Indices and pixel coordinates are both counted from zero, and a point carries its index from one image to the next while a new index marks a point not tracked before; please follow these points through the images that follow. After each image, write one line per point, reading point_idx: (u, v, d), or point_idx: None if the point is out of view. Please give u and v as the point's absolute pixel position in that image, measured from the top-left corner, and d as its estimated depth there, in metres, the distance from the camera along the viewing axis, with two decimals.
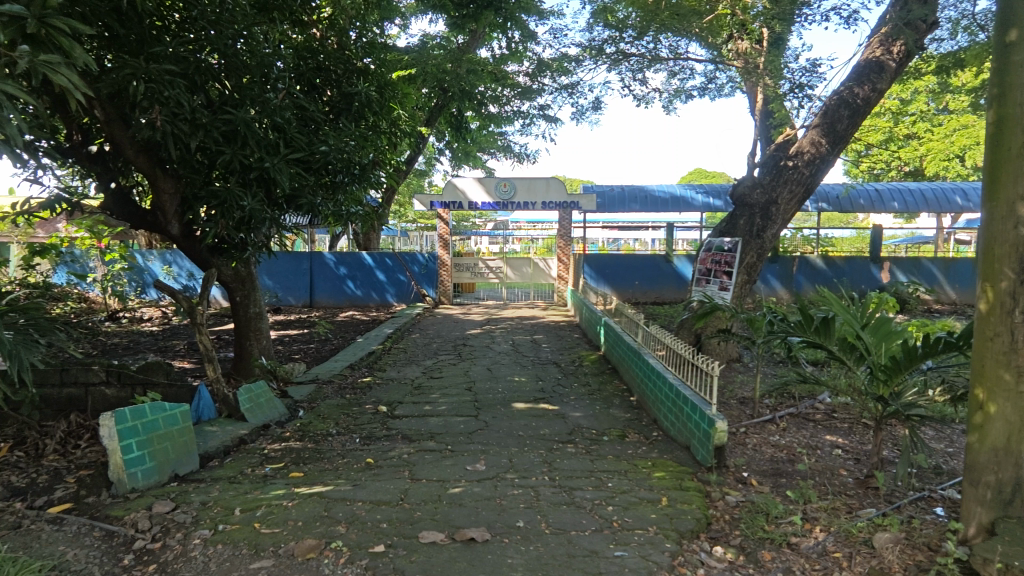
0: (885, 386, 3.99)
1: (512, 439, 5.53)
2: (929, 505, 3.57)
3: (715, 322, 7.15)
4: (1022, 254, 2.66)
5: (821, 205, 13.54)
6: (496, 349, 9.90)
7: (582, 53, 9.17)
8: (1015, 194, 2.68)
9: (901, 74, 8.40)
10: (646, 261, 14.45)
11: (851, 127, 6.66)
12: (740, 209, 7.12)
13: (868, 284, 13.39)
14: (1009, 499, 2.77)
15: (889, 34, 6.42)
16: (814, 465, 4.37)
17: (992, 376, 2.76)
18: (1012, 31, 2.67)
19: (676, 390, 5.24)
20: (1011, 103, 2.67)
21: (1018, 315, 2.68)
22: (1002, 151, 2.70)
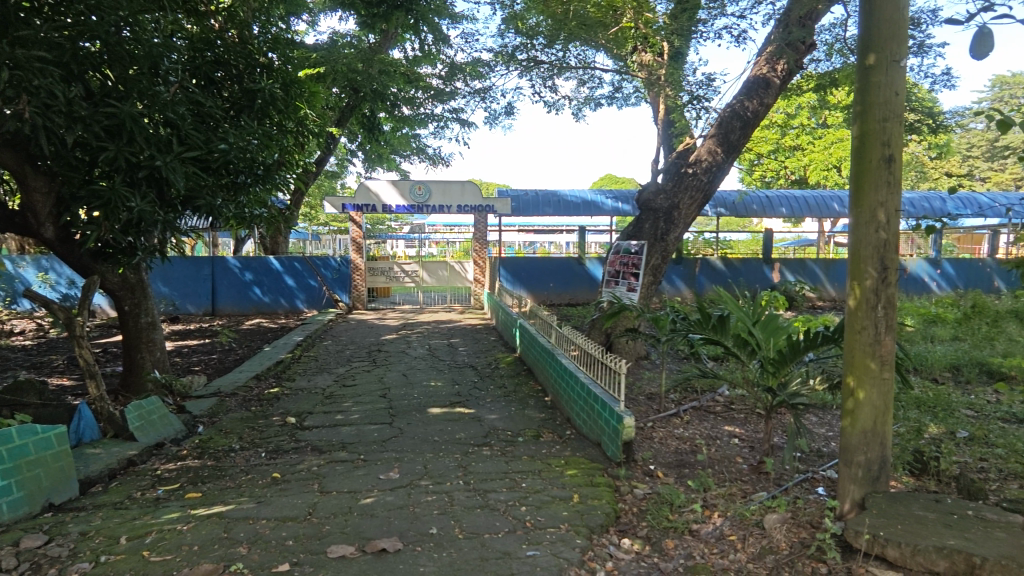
0: (774, 377, 4.29)
1: (427, 445, 5.46)
2: (811, 485, 3.89)
3: (624, 321, 7.44)
4: (883, 256, 2.97)
5: (720, 210, 14.44)
6: (412, 354, 9.74)
7: (494, 58, 9.25)
8: (877, 201, 2.98)
9: (785, 90, 9.13)
10: (560, 264, 14.79)
11: (743, 138, 7.15)
12: (646, 214, 7.45)
13: (762, 283, 14.45)
14: (876, 475, 3.09)
15: (774, 54, 6.97)
16: (714, 455, 4.65)
17: (862, 366, 3.06)
18: (871, 55, 2.98)
19: (587, 389, 5.39)
20: (871, 120, 2.98)
21: (880, 310, 2.99)
22: (864, 163, 3.00)
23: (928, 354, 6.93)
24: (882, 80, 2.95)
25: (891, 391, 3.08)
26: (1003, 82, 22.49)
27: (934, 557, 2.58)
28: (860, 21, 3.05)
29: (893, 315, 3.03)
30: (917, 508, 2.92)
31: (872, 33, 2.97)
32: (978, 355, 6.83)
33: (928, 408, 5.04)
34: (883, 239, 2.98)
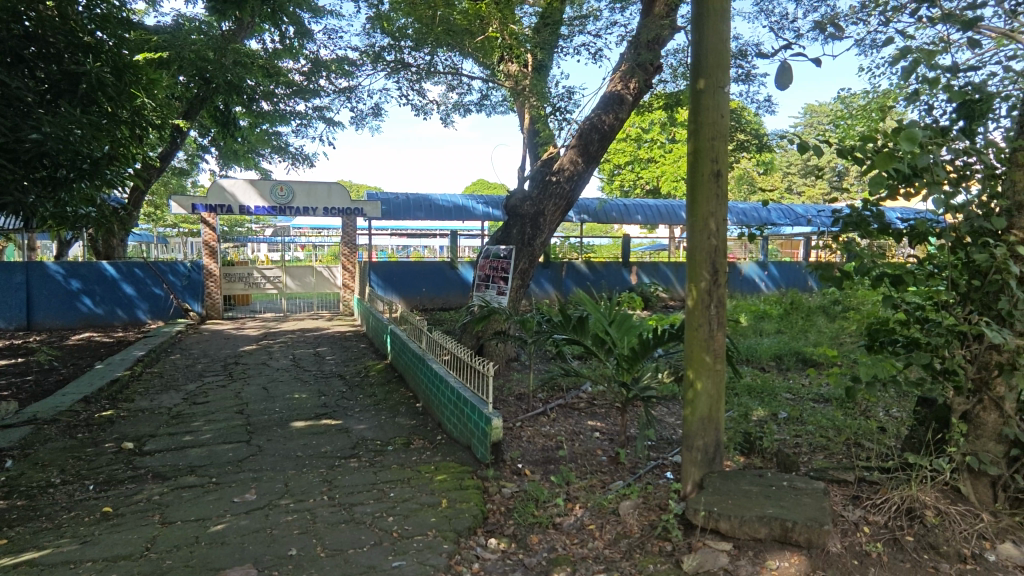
0: (628, 373, 4.61)
1: (289, 462, 5.14)
2: (661, 471, 4.24)
3: (493, 324, 7.58)
4: (713, 260, 3.33)
5: (583, 217, 15.23)
6: (273, 366, 9.11)
7: (360, 58, 8.98)
8: (708, 212, 3.33)
9: (638, 107, 9.85)
10: (432, 268, 14.71)
11: (601, 149, 7.61)
12: (513, 220, 7.67)
13: (621, 285, 15.49)
14: (711, 457, 3.44)
15: (626, 72, 7.49)
16: (577, 450, 4.88)
17: (699, 359, 3.39)
18: (701, 80, 3.32)
19: (457, 393, 5.41)
20: (703, 139, 3.32)
21: (713, 309, 3.34)
22: (699, 176, 3.33)
23: (757, 346, 7.86)
24: (710, 103, 3.30)
25: (722, 381, 3.44)
26: (814, 110, 26.18)
27: (757, 525, 2.93)
28: (692, 50, 3.39)
29: (724, 313, 3.40)
30: (744, 483, 3.29)
31: (701, 60, 3.31)
32: (797, 345, 7.87)
33: (756, 394, 5.71)
34: (714, 245, 3.34)
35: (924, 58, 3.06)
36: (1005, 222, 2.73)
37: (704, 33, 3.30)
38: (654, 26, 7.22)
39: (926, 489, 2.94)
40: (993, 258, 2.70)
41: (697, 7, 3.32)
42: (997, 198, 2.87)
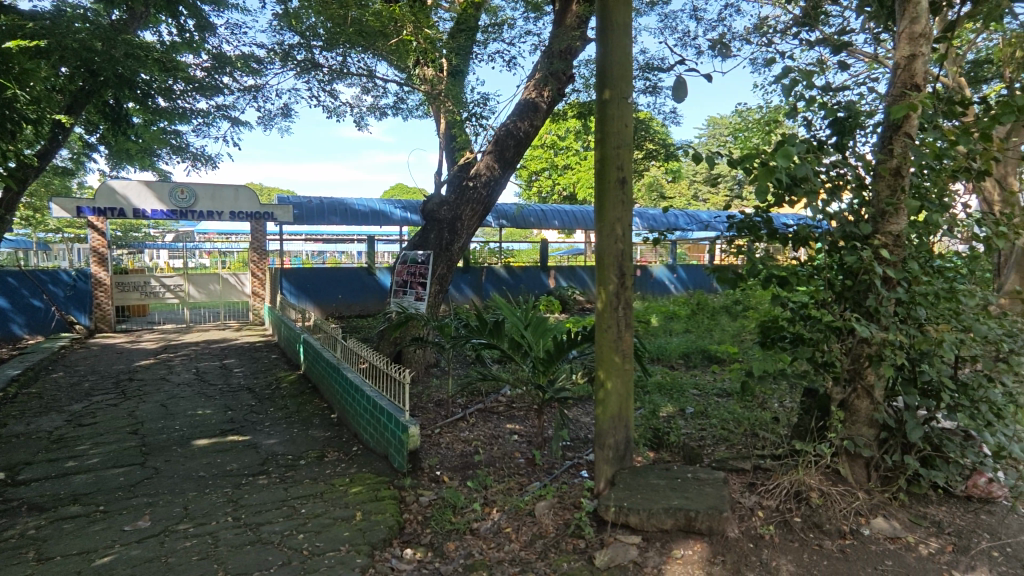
0: (544, 375, 4.66)
1: (190, 483, 4.80)
2: (577, 470, 4.34)
3: (412, 330, 7.46)
4: (620, 264, 3.46)
5: (502, 222, 15.34)
6: (174, 381, 8.48)
7: (267, 56, 8.57)
8: (615, 217, 3.45)
9: (553, 114, 10.06)
10: (348, 274, 14.28)
11: (517, 155, 7.70)
12: (431, 224, 7.62)
13: (540, 289, 15.74)
14: (622, 454, 3.56)
15: (540, 81, 7.64)
16: (496, 453, 4.90)
17: (609, 360, 3.51)
18: (606, 90, 3.44)
19: (373, 402, 5.27)
20: (608, 147, 3.45)
21: (620, 311, 3.47)
22: (605, 183, 3.45)
23: (668, 345, 8.23)
24: (615, 113, 3.43)
25: (631, 380, 3.57)
26: (715, 122, 27.89)
27: (664, 517, 3.06)
28: (597, 61, 3.51)
29: (631, 314, 3.53)
30: (653, 477, 3.43)
31: (606, 71, 3.44)
32: (703, 343, 8.32)
33: (666, 392, 5.97)
34: (620, 249, 3.46)
35: (801, 78, 3.35)
36: (869, 228, 3.04)
37: (609, 45, 3.43)
38: (566, 36, 7.40)
39: (812, 473, 3.17)
40: (860, 260, 2.99)
41: (601, 20, 3.45)
42: (865, 206, 3.18)
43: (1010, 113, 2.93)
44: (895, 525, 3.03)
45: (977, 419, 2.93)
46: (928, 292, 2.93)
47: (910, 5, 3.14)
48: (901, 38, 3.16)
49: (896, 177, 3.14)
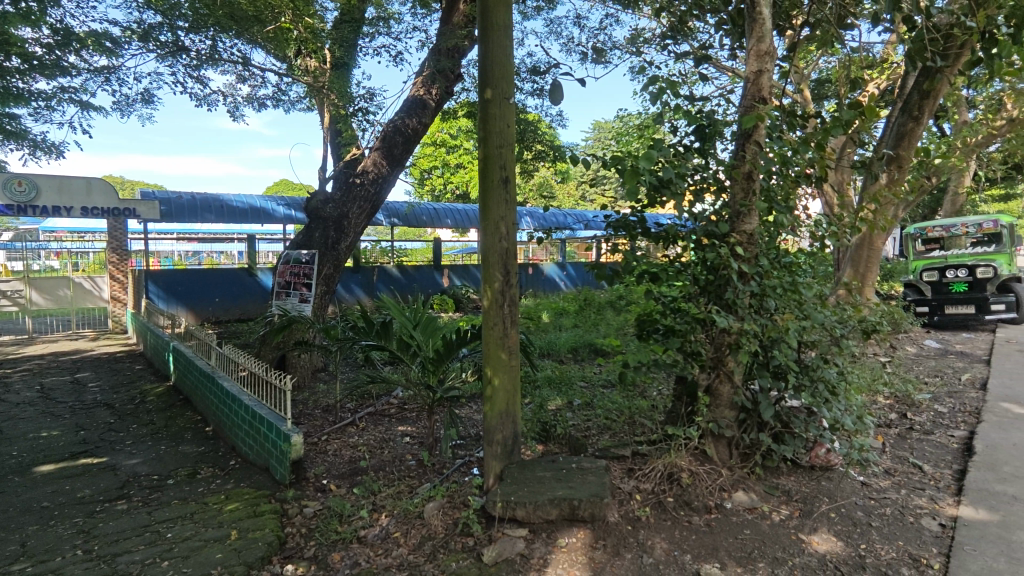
0: (433, 375, 4.61)
1: (31, 515, 4.22)
2: (468, 468, 4.34)
3: (296, 334, 7.08)
4: (505, 262, 3.51)
5: (393, 220, 14.95)
6: (11, 400, 7.41)
7: (123, 35, 7.71)
8: (498, 216, 3.49)
9: (443, 113, 9.96)
10: (226, 276, 13.24)
11: (405, 152, 7.54)
12: (315, 222, 7.27)
13: (434, 288, 15.58)
14: (510, 449, 3.61)
15: (428, 78, 7.52)
16: (386, 457, 4.77)
17: (496, 357, 3.54)
18: (488, 90, 3.47)
19: (252, 411, 4.92)
20: (491, 147, 3.48)
21: (506, 308, 3.52)
22: (488, 183, 3.48)
23: (557, 340, 8.48)
24: (497, 112, 3.46)
25: (517, 376, 3.63)
26: (600, 126, 29.26)
27: (549, 508, 3.15)
28: (478, 61, 3.53)
29: (516, 312, 3.59)
30: (539, 470, 3.51)
31: (487, 71, 3.46)
32: (590, 337, 8.68)
33: (555, 385, 6.14)
34: (504, 248, 3.51)
35: (667, 87, 3.57)
36: (726, 227, 3.33)
37: (489, 45, 3.46)
38: (454, 35, 7.36)
39: (682, 455, 3.42)
40: (717, 256, 3.27)
41: (482, 20, 3.47)
42: (723, 207, 3.47)
43: (837, 127, 3.34)
44: (753, 497, 3.34)
45: (817, 396, 3.31)
46: (776, 285, 3.25)
47: (757, 25, 3.47)
48: (750, 55, 3.48)
49: (749, 180, 3.45)
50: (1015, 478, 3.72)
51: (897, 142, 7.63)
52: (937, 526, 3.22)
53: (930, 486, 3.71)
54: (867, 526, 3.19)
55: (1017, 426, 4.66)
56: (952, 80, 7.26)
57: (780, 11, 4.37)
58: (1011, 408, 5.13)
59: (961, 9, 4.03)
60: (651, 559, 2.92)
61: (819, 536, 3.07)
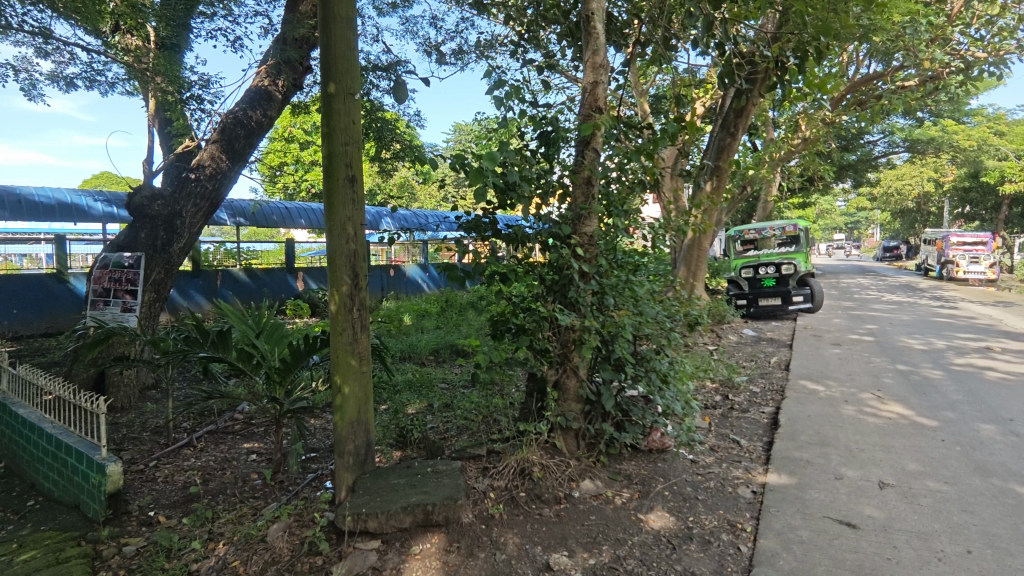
0: (280, 387, 4.26)
1: None
2: (320, 482, 4.10)
3: (115, 349, 6.21)
4: (353, 264, 3.36)
5: (239, 220, 13.52)
6: None
7: None
8: (345, 216, 3.33)
9: (294, 106, 9.28)
10: (29, 283, 11.22)
11: (248, 147, 6.91)
12: (140, 221, 6.43)
13: (287, 291, 14.66)
14: (363, 459, 3.47)
15: (272, 68, 6.96)
16: (227, 478, 4.35)
17: (345, 364, 3.37)
18: (331, 84, 3.29)
19: (56, 441, 4.21)
20: (336, 143, 3.31)
21: (355, 313, 3.37)
22: (334, 181, 3.31)
23: (418, 342, 8.37)
24: (341, 108, 3.30)
25: (369, 383, 3.49)
26: (460, 130, 29.59)
27: (402, 516, 3.06)
28: (319, 54, 3.34)
29: (366, 316, 3.46)
30: (393, 477, 3.40)
31: (329, 64, 3.29)
32: (451, 339, 8.68)
33: (416, 388, 6.03)
34: (352, 249, 3.36)
35: (514, 92, 3.65)
36: (569, 229, 3.48)
37: (331, 37, 3.29)
38: (301, 24, 6.91)
39: (533, 449, 3.54)
40: (560, 256, 3.41)
41: (324, 10, 3.29)
42: (568, 210, 3.64)
43: (663, 139, 3.67)
44: (598, 484, 3.55)
45: (651, 385, 3.61)
46: (613, 283, 3.49)
47: (592, 39, 3.70)
48: (586, 66, 3.69)
49: (588, 185, 3.66)
50: (809, 445, 4.35)
51: (718, 154, 8.60)
52: (750, 493, 3.66)
53: (745, 458, 4.21)
54: (694, 500, 3.53)
55: (811, 400, 5.47)
56: (759, 102, 8.38)
57: (615, 28, 4.71)
58: (807, 385, 6.01)
59: (761, 41, 4.64)
60: (502, 555, 2.97)
61: (655, 514, 3.34)
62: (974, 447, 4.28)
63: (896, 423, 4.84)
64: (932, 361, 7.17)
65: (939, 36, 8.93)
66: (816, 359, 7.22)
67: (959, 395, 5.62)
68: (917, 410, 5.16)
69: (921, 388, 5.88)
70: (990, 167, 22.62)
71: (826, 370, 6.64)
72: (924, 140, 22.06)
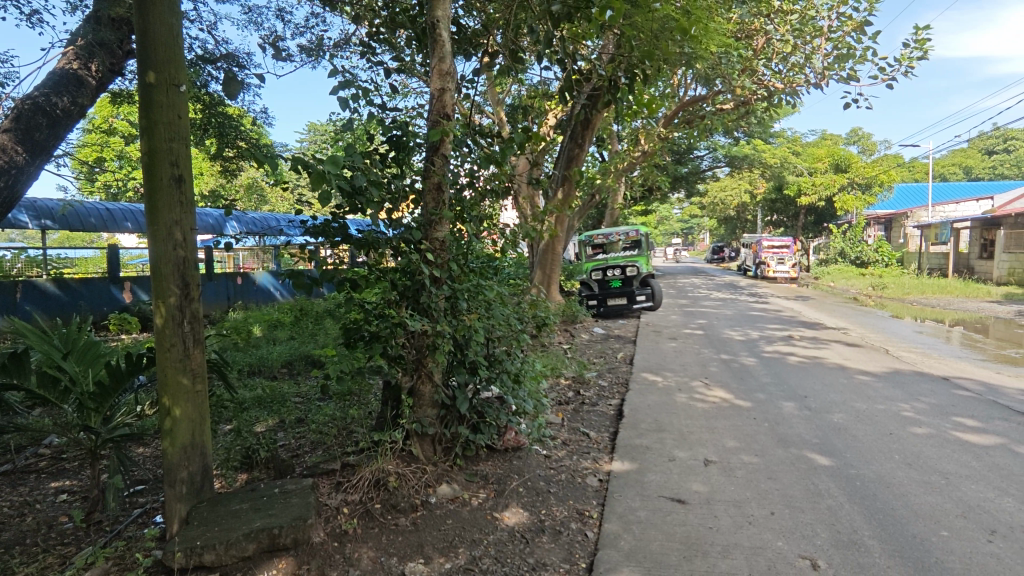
0: (97, 414, 3.70)
1: None
2: (148, 518, 3.66)
3: None
4: (182, 272, 3.04)
5: (45, 223, 11.74)
6: None
7: None
8: (171, 220, 3.01)
9: (113, 94, 8.19)
10: None
11: (53, 138, 5.91)
12: None
13: (111, 304, 12.70)
14: (199, 486, 3.16)
15: (82, 50, 6.08)
16: (27, 526, 3.70)
17: (175, 384, 3.04)
18: (151, 73, 2.96)
19: None
20: (158, 139, 2.98)
21: (187, 326, 3.06)
22: (156, 180, 2.98)
23: (268, 355, 7.81)
24: (163, 100, 2.98)
25: (204, 402, 3.18)
26: (312, 129, 28.11)
27: (244, 544, 2.81)
28: (135, 39, 2.99)
29: (200, 329, 3.16)
30: (235, 503, 3.13)
31: (148, 51, 2.96)
32: (305, 349, 8.23)
33: (266, 404, 5.56)
34: (181, 257, 3.05)
35: (363, 94, 3.57)
36: (420, 234, 3.46)
37: (149, 22, 2.96)
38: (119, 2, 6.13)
39: (389, 459, 3.46)
40: (410, 262, 3.38)
41: None
42: (420, 216, 3.63)
43: (512, 147, 3.80)
44: (455, 487, 3.58)
45: (505, 385, 3.73)
46: (466, 287, 3.54)
47: (438, 46, 3.73)
48: (434, 73, 3.72)
49: (440, 190, 3.68)
50: (648, 431, 4.76)
51: (568, 164, 9.16)
52: (597, 481, 3.92)
53: (593, 448, 4.51)
54: (546, 493, 3.70)
55: (651, 390, 6.00)
56: (602, 117, 9.13)
57: (465, 38, 4.77)
58: (648, 376, 6.58)
59: (599, 63, 5.01)
60: (356, 572, 2.88)
61: (509, 512, 3.44)
62: (778, 422, 4.98)
63: (719, 406, 5.49)
64: (747, 349, 8.23)
65: (748, 67, 10.27)
66: (655, 352, 7.95)
67: (768, 378, 6.53)
68: (735, 393, 5.89)
69: (739, 374, 6.72)
70: (791, 181, 26.51)
71: (664, 362, 7.33)
72: (739, 157, 25.23)
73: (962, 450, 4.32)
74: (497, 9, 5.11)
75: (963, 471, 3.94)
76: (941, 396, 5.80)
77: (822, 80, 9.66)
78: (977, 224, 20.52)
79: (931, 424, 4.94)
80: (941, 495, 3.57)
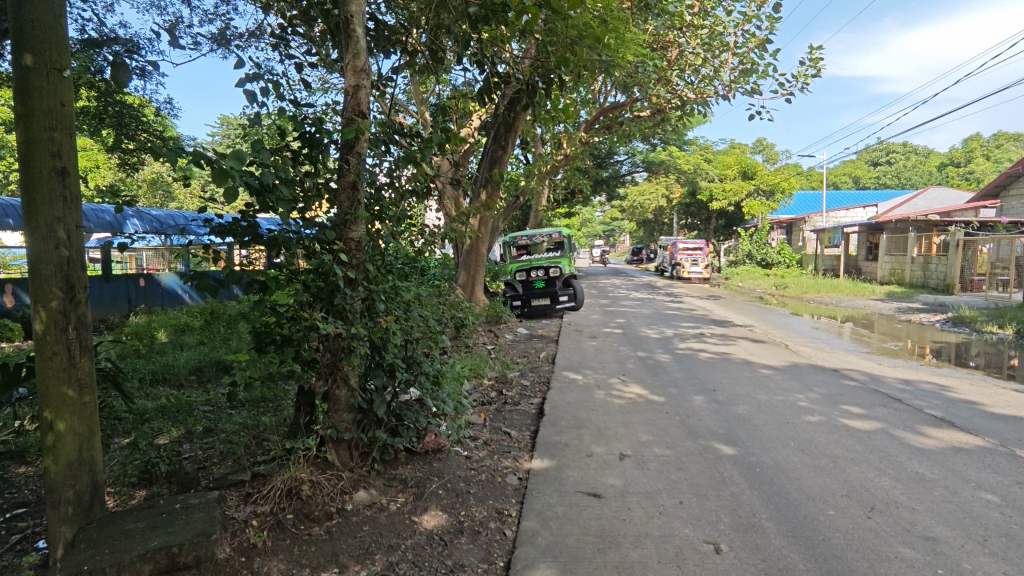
0: None
1: None
2: (30, 543, 3.34)
3: None
4: (65, 272, 2.78)
5: None
6: None
7: None
8: (52, 216, 2.75)
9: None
10: None
11: None
12: None
13: None
14: (88, 506, 2.91)
15: None
16: None
17: (58, 396, 2.78)
18: (27, 55, 2.70)
19: None
20: (37, 127, 2.72)
21: (71, 332, 2.80)
22: (34, 173, 2.72)
23: (174, 361, 7.31)
24: (42, 86, 2.73)
25: (93, 414, 2.93)
26: (225, 122, 26.76)
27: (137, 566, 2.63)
28: (9, 17, 2.72)
29: (87, 336, 2.90)
30: (129, 522, 2.91)
31: (23, 31, 2.69)
32: (215, 355, 7.80)
33: (170, 414, 5.18)
34: (65, 257, 2.79)
35: (273, 87, 3.42)
36: (334, 234, 3.35)
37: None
38: None
39: (302, 467, 3.33)
40: (322, 262, 3.27)
41: None
42: (334, 216, 3.52)
43: (430, 146, 3.76)
44: (371, 493, 3.50)
45: (423, 387, 3.69)
46: (382, 288, 3.47)
47: (353, 42, 3.63)
48: (348, 69, 3.62)
49: (355, 190, 3.59)
50: (568, 428, 4.87)
51: (492, 165, 9.20)
52: (516, 479, 3.97)
53: (514, 447, 4.55)
54: (466, 494, 3.70)
55: (572, 388, 6.14)
56: (524, 120, 9.22)
57: (383, 36, 4.67)
58: (569, 374, 6.73)
59: (520, 66, 5.07)
60: None
61: (428, 515, 3.41)
62: (688, 415, 5.24)
63: (635, 401, 5.71)
64: (663, 347, 8.61)
65: (663, 77, 10.74)
66: (577, 351, 8.15)
67: (681, 373, 6.86)
68: (650, 389, 6.14)
69: (654, 370, 7.02)
70: (703, 187, 27.98)
71: (584, 360, 7.53)
72: (656, 163, 26.33)
73: (848, 435, 4.72)
74: (417, 7, 5.05)
75: (849, 454, 4.31)
76: (831, 386, 6.32)
77: (729, 92, 10.27)
78: (864, 229, 22.58)
79: (822, 412, 5.37)
80: (829, 477, 3.88)
